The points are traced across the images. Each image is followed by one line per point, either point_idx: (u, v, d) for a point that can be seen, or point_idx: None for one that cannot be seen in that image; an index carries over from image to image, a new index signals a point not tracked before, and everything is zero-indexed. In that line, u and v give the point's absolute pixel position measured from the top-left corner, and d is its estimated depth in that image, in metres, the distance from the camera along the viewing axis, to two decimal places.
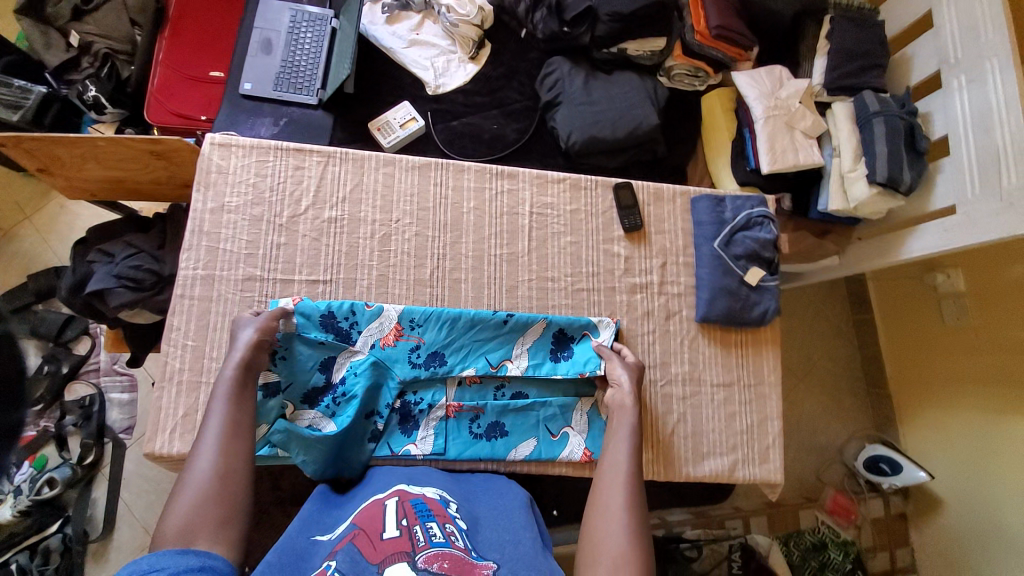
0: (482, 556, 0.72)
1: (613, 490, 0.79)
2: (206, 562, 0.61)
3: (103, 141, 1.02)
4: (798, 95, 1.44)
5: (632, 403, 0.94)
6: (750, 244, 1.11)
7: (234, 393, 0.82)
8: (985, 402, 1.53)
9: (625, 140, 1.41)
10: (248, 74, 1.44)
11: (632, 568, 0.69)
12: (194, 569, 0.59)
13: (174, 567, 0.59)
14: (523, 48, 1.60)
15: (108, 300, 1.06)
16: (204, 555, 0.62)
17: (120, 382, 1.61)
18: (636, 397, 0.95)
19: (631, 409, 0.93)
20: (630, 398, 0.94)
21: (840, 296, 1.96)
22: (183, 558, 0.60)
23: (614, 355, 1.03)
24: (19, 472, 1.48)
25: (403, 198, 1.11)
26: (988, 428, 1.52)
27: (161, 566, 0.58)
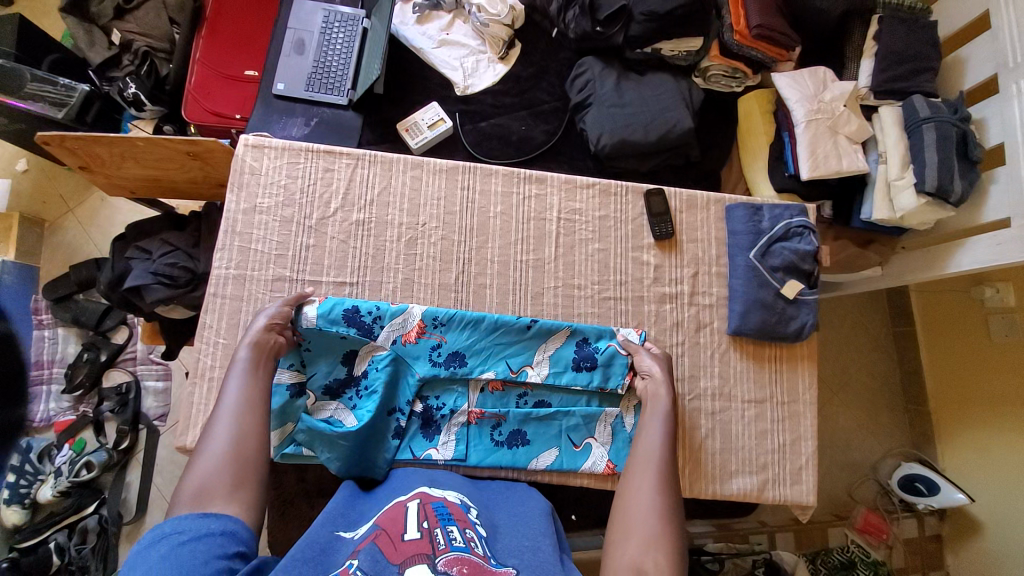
0: (501, 562, 0.71)
1: (647, 474, 0.80)
2: (228, 527, 0.66)
3: (142, 141, 1.05)
4: (843, 98, 1.38)
5: (666, 394, 0.95)
6: (789, 256, 1.06)
7: (247, 385, 0.82)
8: None
9: (657, 143, 1.37)
10: (281, 74, 1.46)
11: (663, 548, 0.69)
12: (215, 532, 0.64)
13: (196, 530, 0.64)
14: (553, 48, 1.57)
15: (145, 295, 1.10)
16: (225, 519, 0.66)
17: (156, 371, 1.68)
18: (670, 389, 0.96)
19: (666, 399, 0.94)
20: (665, 391, 0.95)
21: (880, 308, 1.87)
22: (205, 522, 0.65)
23: (642, 350, 1.02)
24: (59, 454, 1.57)
25: (429, 201, 1.10)
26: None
27: (185, 528, 0.64)
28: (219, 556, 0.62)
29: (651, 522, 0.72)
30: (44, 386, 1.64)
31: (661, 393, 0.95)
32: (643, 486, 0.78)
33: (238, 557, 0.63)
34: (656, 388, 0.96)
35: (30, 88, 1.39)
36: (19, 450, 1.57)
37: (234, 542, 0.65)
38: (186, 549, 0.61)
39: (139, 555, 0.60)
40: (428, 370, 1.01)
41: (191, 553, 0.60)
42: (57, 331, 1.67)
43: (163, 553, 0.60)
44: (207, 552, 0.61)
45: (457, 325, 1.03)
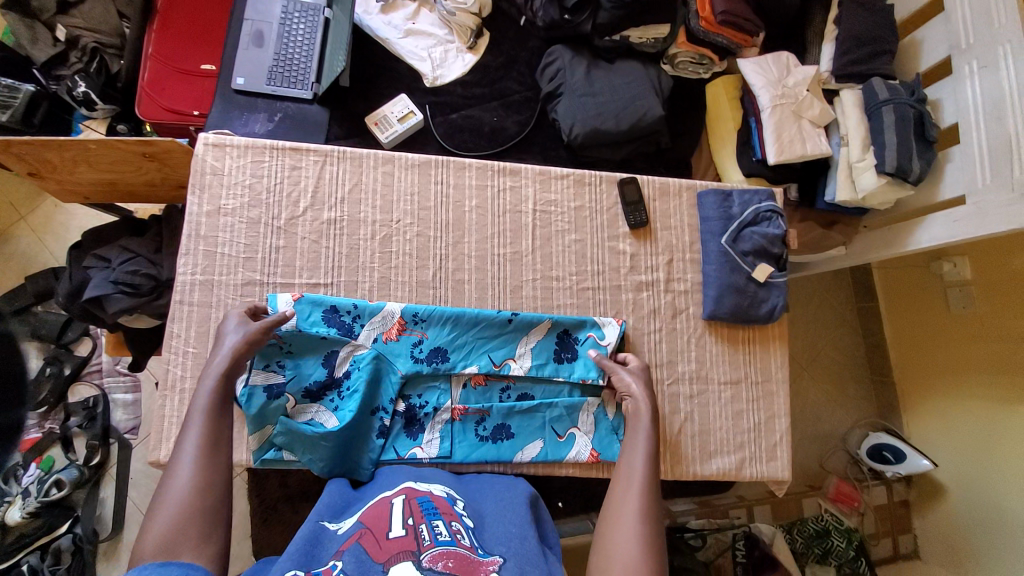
0: (488, 553, 0.72)
1: (631, 494, 0.79)
2: (190, 574, 0.62)
3: (94, 144, 0.99)
4: (806, 83, 1.41)
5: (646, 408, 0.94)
6: (759, 240, 1.08)
7: (210, 424, 0.79)
8: (986, 389, 1.53)
9: (630, 132, 1.38)
10: (240, 68, 1.39)
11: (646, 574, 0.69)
12: None
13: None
14: (522, 36, 1.55)
15: (107, 306, 1.05)
16: (187, 567, 0.63)
17: (124, 382, 1.61)
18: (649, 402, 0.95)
19: (645, 415, 0.93)
20: (644, 406, 0.94)
21: (845, 285, 1.94)
22: (165, 571, 0.61)
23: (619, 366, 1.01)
24: (26, 474, 1.50)
25: (402, 197, 1.09)
26: (991, 418, 1.52)
27: None
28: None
29: (634, 547, 0.72)
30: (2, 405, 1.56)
31: (642, 404, 0.95)
32: (628, 509, 0.77)
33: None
34: (639, 400, 0.95)
35: None
36: None
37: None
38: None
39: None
40: (410, 368, 1.00)
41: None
42: (15, 347, 1.60)
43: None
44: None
45: (438, 322, 1.03)
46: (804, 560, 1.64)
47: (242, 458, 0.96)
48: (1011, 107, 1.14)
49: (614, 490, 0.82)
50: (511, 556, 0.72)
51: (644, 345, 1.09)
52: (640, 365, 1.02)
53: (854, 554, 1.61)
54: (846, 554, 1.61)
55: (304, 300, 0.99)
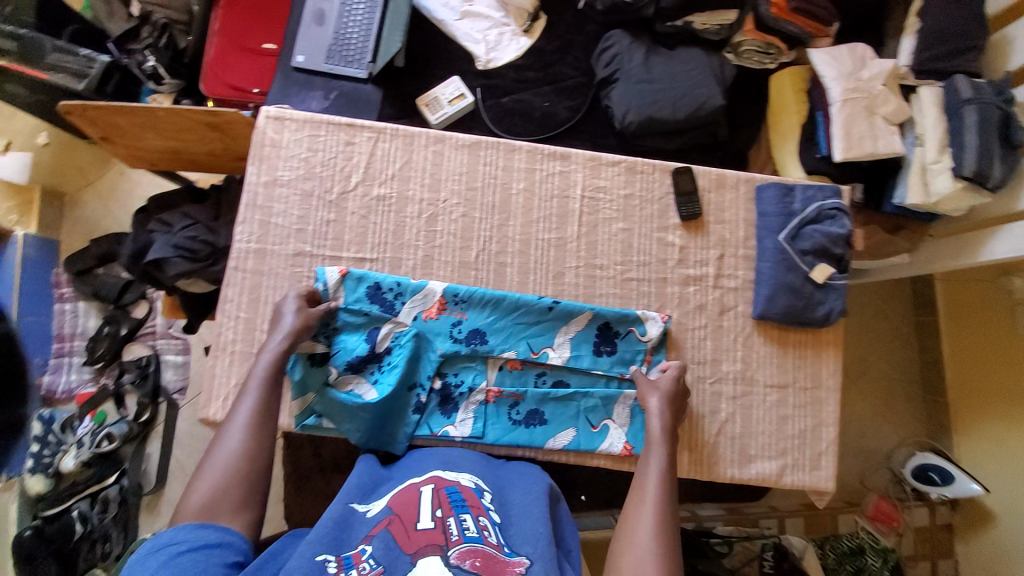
0: (514, 551, 0.75)
1: (639, 546, 0.76)
2: (225, 538, 0.71)
3: (162, 111, 1.04)
4: (883, 76, 1.31)
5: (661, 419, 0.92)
6: (820, 239, 1.03)
7: (258, 405, 0.84)
8: None
9: (687, 122, 1.34)
10: (300, 46, 1.43)
11: None
12: (213, 544, 0.70)
13: (194, 540, 0.69)
14: (580, 20, 1.52)
15: (166, 269, 1.09)
16: (222, 532, 0.72)
17: (175, 345, 1.70)
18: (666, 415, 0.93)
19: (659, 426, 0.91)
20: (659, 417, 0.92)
21: (903, 295, 1.82)
22: (202, 533, 0.70)
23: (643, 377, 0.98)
24: (82, 425, 1.61)
25: (451, 176, 1.08)
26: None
27: (183, 539, 0.69)
28: (219, 565, 0.68)
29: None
30: (65, 359, 1.68)
31: (659, 438, 0.89)
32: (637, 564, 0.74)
33: (236, 567, 0.70)
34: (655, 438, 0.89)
35: (51, 58, 1.42)
36: (43, 420, 1.62)
37: (230, 553, 0.70)
38: (186, 559, 0.67)
39: (139, 561, 0.66)
40: (448, 347, 1.01)
41: (191, 563, 0.67)
42: (78, 305, 1.71)
43: (162, 563, 0.66)
44: (205, 562, 0.68)
45: (476, 306, 1.02)
46: None
47: (284, 423, 0.99)
48: None
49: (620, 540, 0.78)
50: (537, 558, 0.75)
51: (688, 342, 1.05)
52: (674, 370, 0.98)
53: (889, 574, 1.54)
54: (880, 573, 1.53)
55: (350, 275, 1.01)
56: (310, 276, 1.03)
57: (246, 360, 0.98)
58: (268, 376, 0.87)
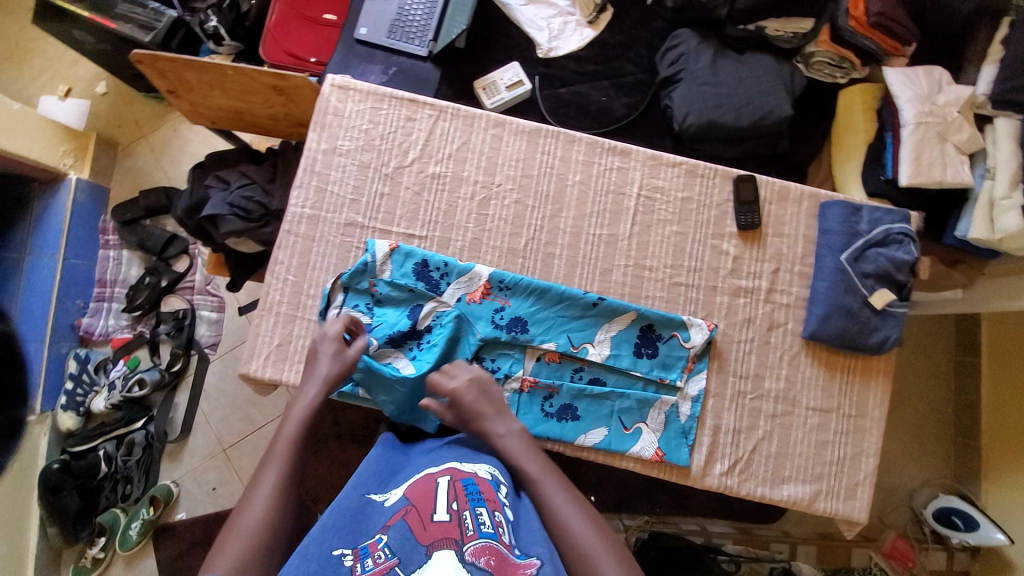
0: (525, 552, 0.70)
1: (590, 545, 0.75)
2: None
3: (231, 70, 1.05)
4: (959, 103, 1.23)
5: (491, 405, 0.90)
6: (884, 263, 0.99)
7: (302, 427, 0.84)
8: None
9: (749, 130, 1.29)
10: (364, 19, 1.43)
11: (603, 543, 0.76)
12: None
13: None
14: (646, 16, 1.48)
15: (219, 226, 1.11)
16: None
17: (211, 301, 1.72)
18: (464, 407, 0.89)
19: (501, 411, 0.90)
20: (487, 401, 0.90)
21: (947, 333, 1.74)
22: None
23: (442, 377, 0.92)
24: (115, 368, 1.66)
25: (507, 162, 1.07)
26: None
27: None
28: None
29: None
30: (105, 303, 1.72)
31: (514, 442, 0.86)
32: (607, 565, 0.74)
33: None
34: (514, 446, 0.86)
35: (121, 9, 1.46)
36: (78, 359, 1.64)
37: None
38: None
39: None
40: (489, 332, 1.00)
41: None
42: (122, 253, 1.75)
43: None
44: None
45: (519, 295, 1.02)
46: None
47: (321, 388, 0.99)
48: None
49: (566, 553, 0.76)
50: (549, 559, 0.71)
51: (732, 354, 1.03)
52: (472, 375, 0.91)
53: None
54: None
55: (399, 249, 1.01)
56: (359, 247, 1.04)
57: (290, 322, 1.00)
58: (297, 442, 0.82)
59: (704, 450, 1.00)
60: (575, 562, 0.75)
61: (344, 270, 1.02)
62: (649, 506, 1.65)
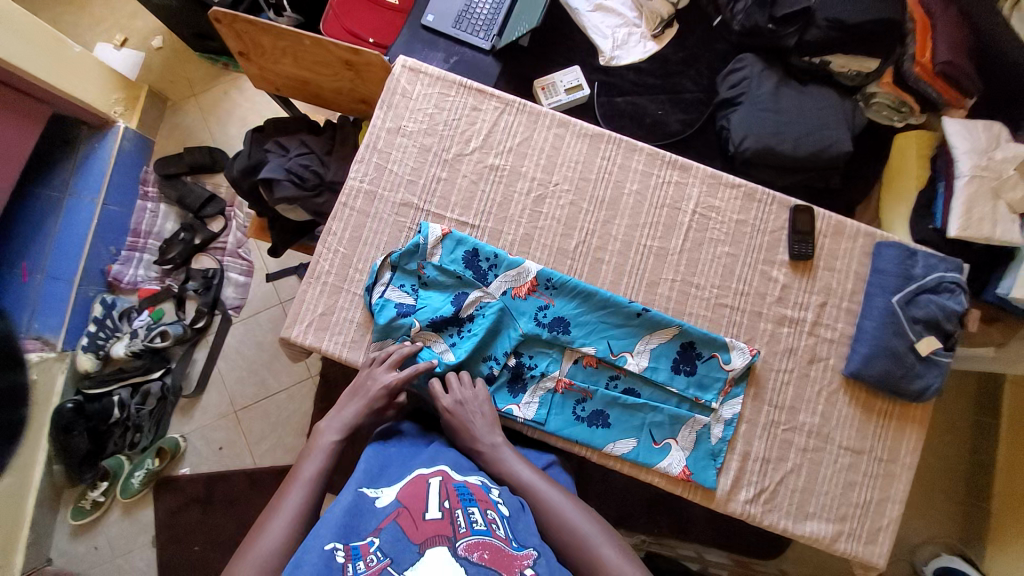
0: (522, 545, 0.73)
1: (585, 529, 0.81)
2: None
3: (308, 40, 1.06)
4: (1019, 160, 1.21)
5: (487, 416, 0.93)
6: (935, 310, 0.97)
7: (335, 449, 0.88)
8: None
9: (805, 161, 1.29)
10: (432, 6, 1.44)
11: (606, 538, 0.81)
12: None
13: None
14: (711, 37, 1.48)
15: (273, 190, 1.12)
16: None
17: (241, 265, 1.73)
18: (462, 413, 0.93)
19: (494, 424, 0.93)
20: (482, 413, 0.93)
21: (969, 392, 1.73)
22: None
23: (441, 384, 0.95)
24: (139, 318, 1.67)
25: (567, 162, 1.08)
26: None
27: None
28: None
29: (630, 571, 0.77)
30: (136, 253, 1.73)
31: (503, 447, 0.91)
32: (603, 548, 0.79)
33: None
34: (504, 452, 0.90)
35: None
36: (104, 304, 1.66)
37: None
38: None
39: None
40: (532, 329, 1.00)
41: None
42: (159, 207, 1.77)
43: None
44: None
45: (566, 297, 1.02)
46: None
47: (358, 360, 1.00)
48: None
49: (562, 541, 0.81)
50: (543, 551, 0.74)
51: (769, 383, 1.02)
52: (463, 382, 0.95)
53: None
54: None
55: (453, 236, 1.01)
56: (411, 229, 1.04)
57: (335, 293, 1.01)
58: (320, 475, 0.85)
59: (730, 475, 1.00)
60: (573, 549, 0.80)
61: (394, 248, 1.02)
62: (649, 525, 1.63)
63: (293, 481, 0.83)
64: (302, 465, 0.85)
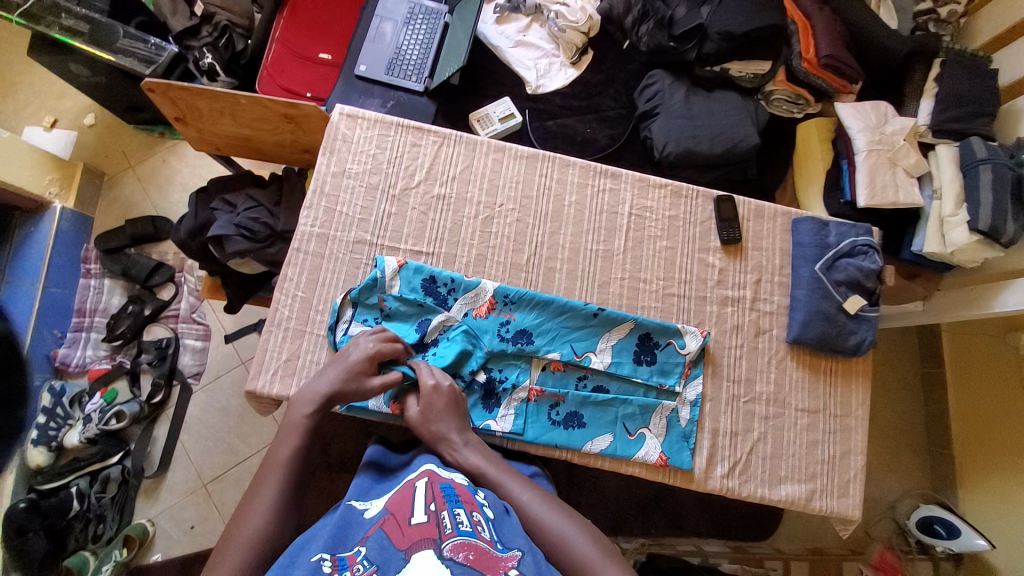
0: (507, 546, 0.73)
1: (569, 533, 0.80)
2: None
3: (245, 99, 1.10)
4: (904, 132, 1.39)
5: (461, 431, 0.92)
6: (854, 272, 1.09)
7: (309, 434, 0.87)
8: None
9: (722, 156, 1.42)
10: (364, 57, 1.52)
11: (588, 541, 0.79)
12: None
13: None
14: (623, 58, 1.63)
15: (225, 246, 1.14)
16: None
17: (197, 330, 1.69)
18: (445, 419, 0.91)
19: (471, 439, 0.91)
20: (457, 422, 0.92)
21: (910, 348, 1.87)
22: None
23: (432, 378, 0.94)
24: (91, 402, 1.58)
25: (508, 183, 1.14)
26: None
27: None
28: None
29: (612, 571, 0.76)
30: (82, 333, 1.67)
31: (482, 460, 0.88)
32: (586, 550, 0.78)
33: None
34: (481, 463, 0.88)
35: (122, 43, 1.51)
36: (52, 392, 1.59)
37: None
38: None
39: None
40: (496, 343, 1.03)
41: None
42: (103, 282, 1.71)
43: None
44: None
45: (525, 308, 1.06)
46: None
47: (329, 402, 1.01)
48: None
49: (547, 546, 0.80)
50: (529, 550, 0.74)
51: (724, 360, 1.09)
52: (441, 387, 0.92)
53: None
54: None
55: (410, 266, 1.05)
56: (368, 265, 1.07)
57: (298, 337, 1.01)
58: (287, 477, 0.82)
59: (704, 453, 1.05)
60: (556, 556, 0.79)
61: (352, 285, 1.05)
62: (645, 528, 1.65)
63: (260, 485, 0.81)
64: (267, 464, 0.83)
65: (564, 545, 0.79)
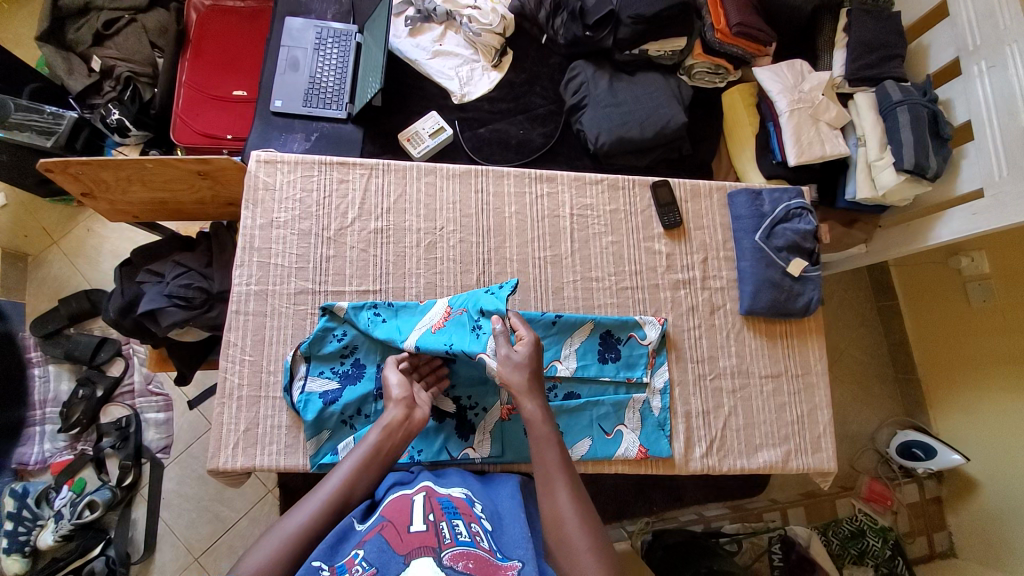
0: (507, 556, 0.74)
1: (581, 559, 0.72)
2: None
3: (152, 163, 1.04)
4: (822, 87, 1.42)
5: (527, 379, 0.88)
6: (792, 236, 1.12)
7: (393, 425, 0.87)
8: (1007, 381, 1.53)
9: (654, 139, 1.43)
10: (278, 92, 1.45)
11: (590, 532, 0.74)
12: None
13: None
14: (543, 54, 1.61)
15: (160, 319, 1.09)
16: None
17: (156, 402, 1.57)
18: (527, 367, 0.88)
19: (530, 389, 0.87)
20: (524, 375, 0.88)
21: (863, 283, 1.92)
22: None
23: (504, 347, 0.91)
24: (58, 497, 1.46)
25: (445, 206, 1.13)
26: (1011, 403, 1.53)
27: None
28: None
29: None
30: (36, 428, 1.52)
31: (540, 423, 0.84)
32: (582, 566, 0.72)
33: None
34: (541, 431, 0.84)
35: (16, 118, 1.35)
36: (14, 495, 1.42)
37: None
38: None
39: None
40: (463, 348, 0.97)
41: None
42: (48, 368, 1.57)
43: None
44: None
45: (478, 299, 1.03)
46: (841, 562, 1.63)
47: (298, 464, 0.98)
48: (987, 116, 1.22)
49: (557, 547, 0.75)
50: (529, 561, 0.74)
51: (685, 343, 1.12)
52: (531, 340, 0.91)
53: (891, 553, 1.61)
54: (882, 553, 1.61)
55: (322, 306, 1.01)
56: (316, 313, 1.05)
57: (254, 405, 0.99)
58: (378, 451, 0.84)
59: (681, 438, 1.07)
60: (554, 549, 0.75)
61: (301, 339, 1.03)
62: (647, 506, 1.67)
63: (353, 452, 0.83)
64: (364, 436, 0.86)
65: (573, 558, 0.73)
